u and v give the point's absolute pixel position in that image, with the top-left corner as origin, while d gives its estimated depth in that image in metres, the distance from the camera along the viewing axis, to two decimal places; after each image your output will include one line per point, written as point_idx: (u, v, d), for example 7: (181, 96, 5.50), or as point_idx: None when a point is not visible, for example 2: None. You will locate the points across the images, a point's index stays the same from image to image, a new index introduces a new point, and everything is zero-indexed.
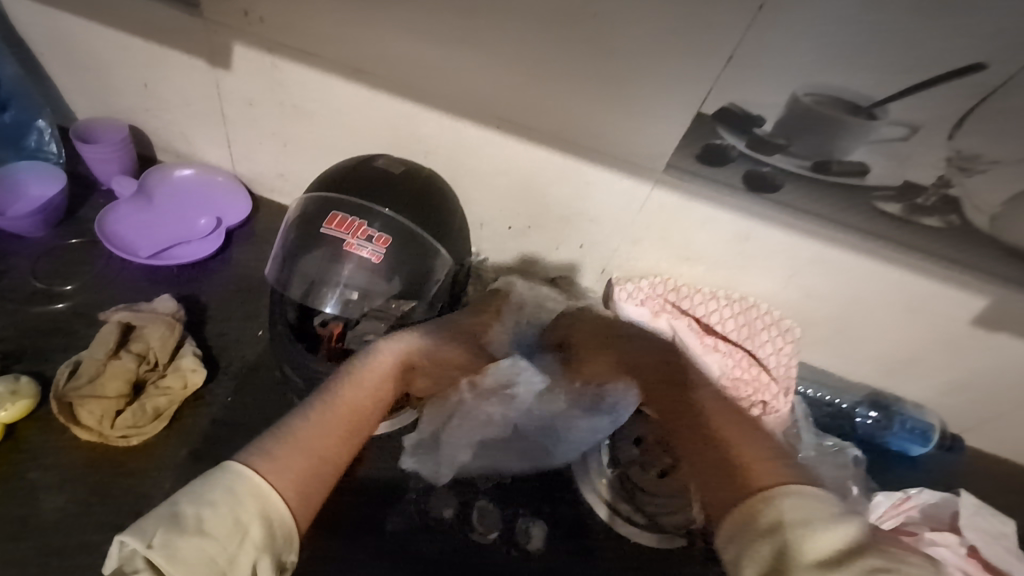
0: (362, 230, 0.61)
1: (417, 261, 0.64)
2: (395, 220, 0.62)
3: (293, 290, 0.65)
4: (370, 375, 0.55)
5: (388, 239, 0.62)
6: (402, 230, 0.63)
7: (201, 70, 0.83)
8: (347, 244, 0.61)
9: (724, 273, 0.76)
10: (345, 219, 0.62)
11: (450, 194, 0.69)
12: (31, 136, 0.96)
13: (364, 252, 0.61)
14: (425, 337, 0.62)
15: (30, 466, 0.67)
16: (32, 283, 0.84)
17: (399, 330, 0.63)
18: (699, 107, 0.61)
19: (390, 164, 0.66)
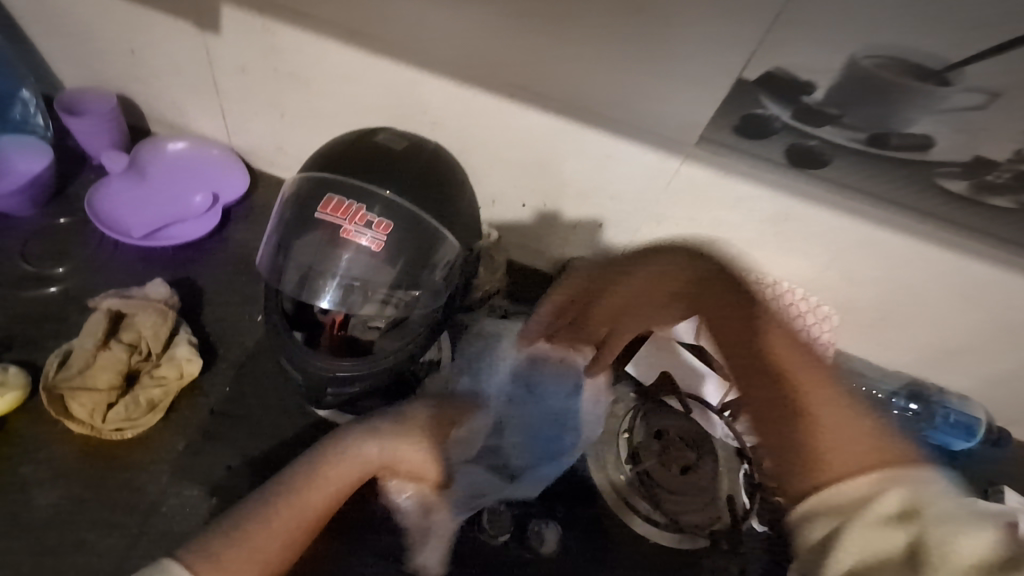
0: (360, 215, 0.55)
1: (421, 249, 0.58)
2: (396, 203, 0.56)
3: (288, 280, 0.60)
4: (337, 475, 0.56)
5: (388, 225, 0.56)
6: (405, 214, 0.57)
7: (189, 35, 0.77)
8: (344, 230, 0.56)
9: (758, 255, 0.70)
10: (341, 203, 0.56)
11: (456, 170, 0.63)
12: (15, 108, 0.90)
13: (363, 239, 0.56)
14: (403, 442, 0.61)
15: (23, 460, 0.66)
16: (20, 265, 0.80)
17: (373, 418, 0.62)
18: (740, 73, 0.54)
19: (391, 141, 0.60)
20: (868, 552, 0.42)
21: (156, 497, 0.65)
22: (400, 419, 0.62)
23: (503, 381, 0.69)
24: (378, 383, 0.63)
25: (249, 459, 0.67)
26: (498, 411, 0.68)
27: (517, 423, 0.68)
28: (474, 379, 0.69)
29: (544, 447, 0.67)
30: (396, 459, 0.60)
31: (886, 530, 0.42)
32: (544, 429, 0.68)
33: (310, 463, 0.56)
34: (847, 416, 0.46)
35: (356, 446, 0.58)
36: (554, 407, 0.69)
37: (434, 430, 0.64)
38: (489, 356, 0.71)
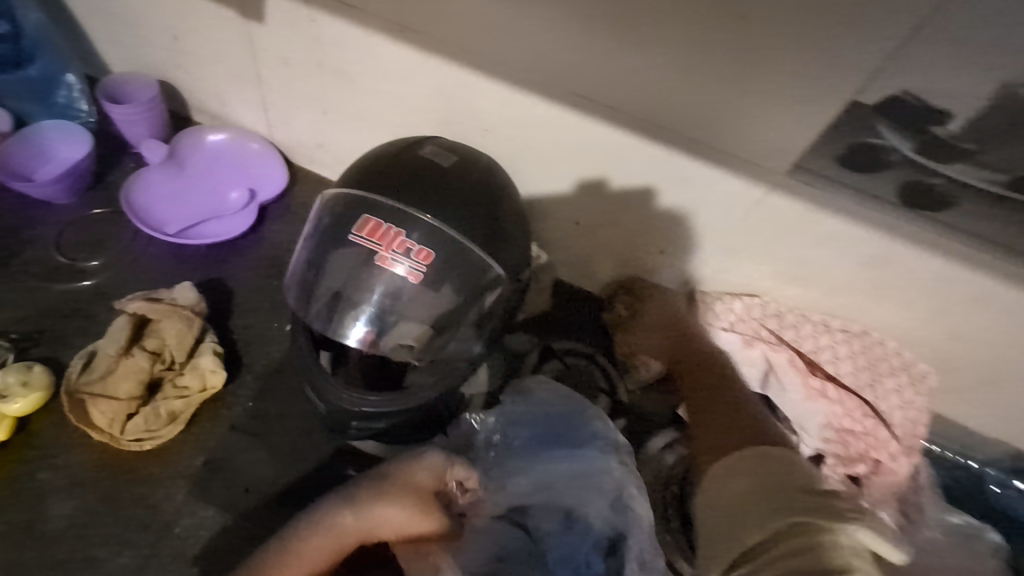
0: (398, 242, 0.50)
1: (466, 280, 0.52)
2: (439, 228, 0.51)
3: (317, 304, 0.55)
4: (311, 549, 0.51)
5: (430, 254, 0.51)
6: (450, 242, 0.51)
7: (232, 23, 0.72)
8: (380, 257, 0.51)
9: (848, 300, 0.60)
10: (378, 227, 0.51)
11: (511, 191, 0.56)
12: (61, 92, 0.86)
13: (400, 267, 0.51)
14: (388, 510, 0.53)
15: (41, 465, 0.63)
16: (55, 256, 0.78)
17: (361, 480, 0.55)
18: (855, 95, 0.46)
19: (439, 155, 0.54)
20: (732, 501, 0.48)
21: (170, 516, 0.61)
22: (385, 478, 0.55)
23: (553, 459, 0.59)
24: (409, 417, 0.58)
25: (268, 483, 0.64)
26: (535, 492, 0.58)
27: (552, 510, 0.57)
28: (522, 455, 0.60)
29: (573, 547, 0.54)
30: (378, 528, 0.53)
31: (735, 478, 0.50)
32: (581, 520, 0.56)
33: (284, 536, 0.52)
34: (721, 414, 0.58)
35: (333, 516, 0.52)
36: (600, 502, 0.56)
37: (429, 486, 0.56)
38: (546, 420, 0.62)
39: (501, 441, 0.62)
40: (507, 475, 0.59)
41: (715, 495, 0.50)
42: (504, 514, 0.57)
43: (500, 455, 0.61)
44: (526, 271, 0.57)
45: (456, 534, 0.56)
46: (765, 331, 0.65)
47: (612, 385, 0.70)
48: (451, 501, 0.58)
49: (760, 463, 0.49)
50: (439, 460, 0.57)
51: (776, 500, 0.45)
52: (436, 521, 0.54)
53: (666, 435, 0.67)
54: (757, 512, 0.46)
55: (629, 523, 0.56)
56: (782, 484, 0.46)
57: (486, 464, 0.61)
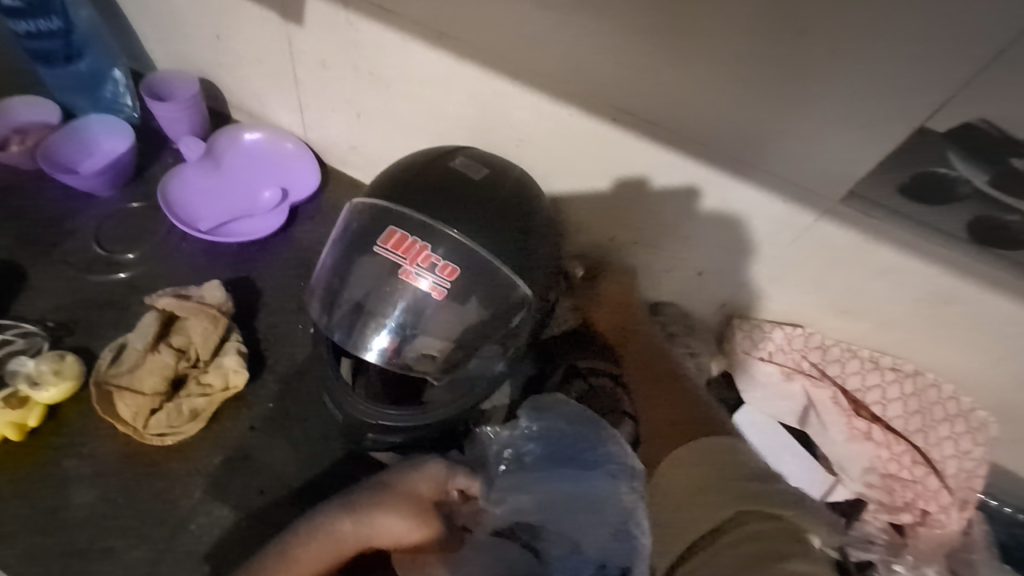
0: (424, 256, 0.49)
1: (491, 298, 0.51)
2: (464, 244, 0.49)
3: (339, 312, 0.54)
4: (307, 555, 0.50)
5: (454, 269, 0.49)
6: (477, 260, 0.49)
7: (272, 24, 0.73)
8: (404, 271, 0.50)
9: (900, 337, 0.57)
10: (404, 239, 0.49)
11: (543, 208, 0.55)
12: (107, 87, 0.89)
13: (423, 283, 0.49)
14: (386, 519, 0.51)
15: (69, 453, 0.63)
16: (94, 248, 0.79)
17: (361, 488, 0.54)
18: (923, 121, 0.43)
19: (471, 167, 0.53)
20: (681, 493, 0.52)
21: (186, 513, 0.61)
22: (386, 486, 0.53)
23: (560, 479, 0.56)
24: (428, 434, 0.56)
25: (283, 487, 0.62)
26: (538, 511, 0.55)
27: (558, 533, 0.54)
28: (534, 473, 0.57)
29: (576, 572, 0.52)
30: (377, 536, 0.51)
31: (685, 475, 0.54)
32: (585, 545, 0.53)
33: (282, 541, 0.51)
34: (672, 420, 0.59)
35: (331, 521, 0.51)
36: (601, 529, 0.53)
37: (429, 495, 0.54)
38: (553, 440, 0.60)
39: (508, 460, 0.59)
40: (513, 489, 0.57)
41: (668, 482, 0.54)
42: (507, 529, 0.55)
43: (512, 469, 0.58)
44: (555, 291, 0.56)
45: (455, 544, 0.54)
46: (808, 364, 0.61)
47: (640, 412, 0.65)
48: (451, 511, 0.56)
49: (714, 457, 0.54)
50: (441, 469, 0.56)
51: (732, 496, 0.50)
52: (433, 530, 0.53)
53: None
54: (714, 500, 0.50)
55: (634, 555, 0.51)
56: (730, 473, 0.52)
57: (494, 476, 0.59)
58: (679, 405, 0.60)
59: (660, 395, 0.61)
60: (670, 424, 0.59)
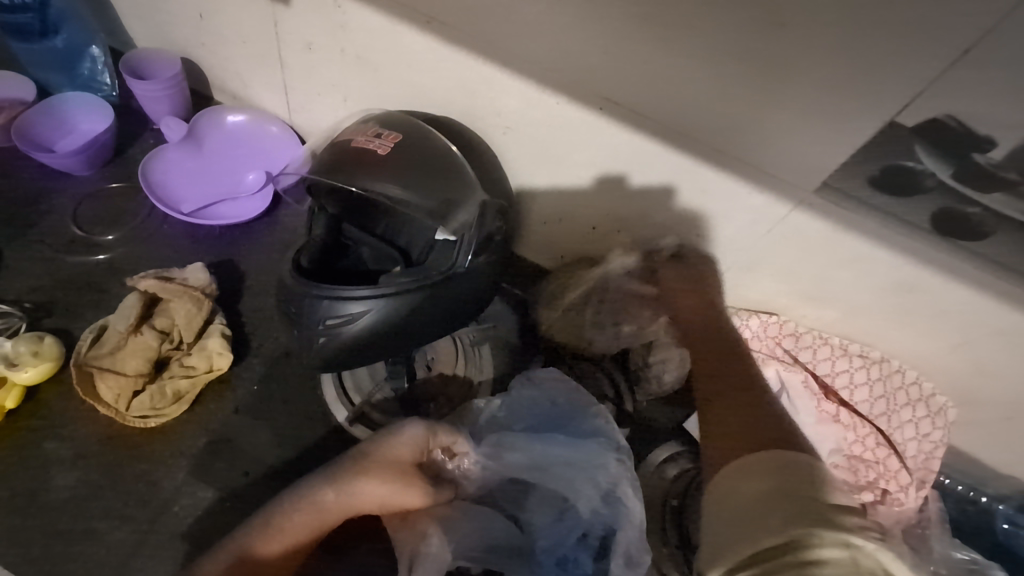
0: (372, 129, 0.61)
1: (434, 184, 0.59)
2: (409, 124, 0.62)
3: (318, 229, 0.64)
4: (289, 523, 0.52)
5: (398, 135, 0.61)
6: (419, 135, 0.62)
7: (258, 5, 0.73)
8: (357, 142, 0.61)
9: (867, 325, 0.59)
10: (357, 130, 0.63)
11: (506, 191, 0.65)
12: (85, 64, 0.87)
13: (373, 144, 0.60)
14: (365, 484, 0.52)
15: (47, 434, 0.60)
16: (72, 229, 0.78)
17: (341, 458, 0.55)
18: (894, 116, 0.45)
19: (419, 122, 0.64)
20: (736, 502, 0.45)
21: (170, 494, 0.58)
22: (365, 453, 0.54)
23: (550, 445, 0.58)
24: (376, 321, 0.57)
25: (268, 469, 0.61)
26: (527, 473, 0.57)
27: (546, 500, 0.56)
28: (517, 440, 0.59)
29: (560, 538, 0.54)
30: (360, 501, 0.53)
31: (749, 489, 0.45)
32: (573, 510, 0.55)
33: (267, 512, 0.53)
34: (738, 432, 0.52)
35: (313, 491, 0.53)
36: (592, 493, 0.55)
37: (410, 457, 0.55)
38: (545, 412, 0.61)
39: (498, 428, 0.60)
40: (494, 454, 0.59)
41: (727, 493, 0.47)
42: (492, 497, 0.58)
43: (494, 431, 0.60)
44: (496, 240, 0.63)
45: (445, 504, 0.55)
46: (781, 350, 0.64)
47: (620, 394, 0.69)
48: (440, 470, 0.58)
49: (773, 462, 0.46)
50: (420, 432, 0.56)
51: (799, 514, 0.41)
52: (418, 494, 0.54)
53: (668, 446, 0.66)
54: (774, 519, 0.42)
55: (620, 518, 0.54)
56: (797, 496, 0.43)
57: (481, 437, 0.60)
58: (741, 409, 0.54)
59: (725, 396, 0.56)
60: (736, 425, 0.53)
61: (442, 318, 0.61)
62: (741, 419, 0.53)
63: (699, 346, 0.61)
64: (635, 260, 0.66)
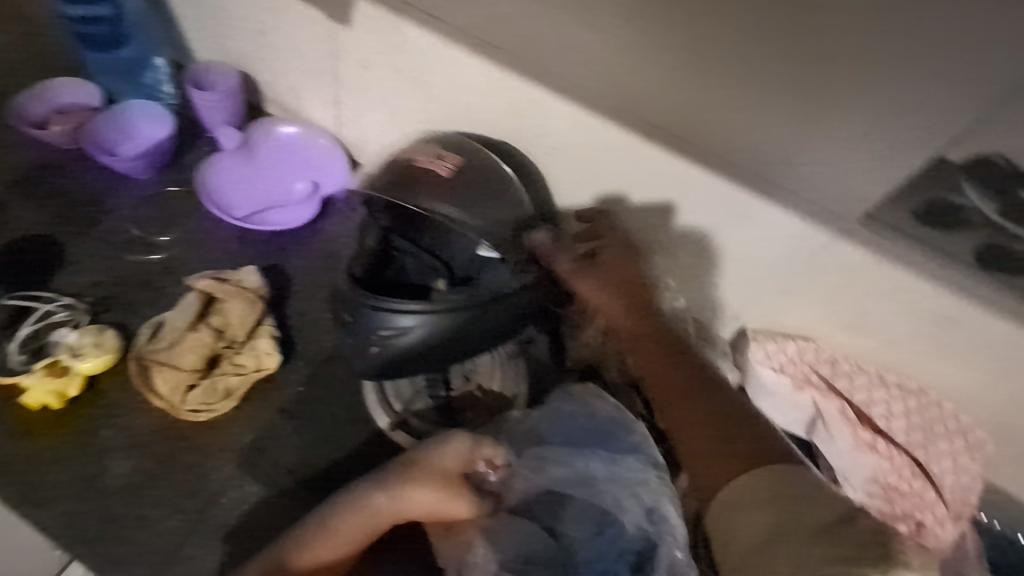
0: (434, 151, 0.65)
1: (494, 206, 0.64)
2: (469, 149, 0.66)
3: (370, 240, 0.67)
4: (346, 528, 0.55)
5: (459, 159, 0.65)
6: (479, 159, 0.65)
7: (319, 24, 0.77)
8: (419, 163, 0.65)
9: (904, 355, 0.60)
10: (419, 150, 0.67)
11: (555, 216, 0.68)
12: (148, 73, 0.92)
13: (436, 166, 0.64)
14: (417, 492, 0.56)
15: (104, 423, 0.63)
16: (131, 229, 0.82)
17: (393, 467, 0.59)
18: (940, 150, 0.47)
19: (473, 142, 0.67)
20: (747, 536, 0.46)
21: (219, 487, 0.61)
22: (416, 463, 0.58)
23: (590, 459, 0.59)
24: (434, 331, 0.61)
25: (313, 467, 0.63)
26: (568, 485, 0.58)
27: (584, 514, 0.56)
28: (557, 454, 0.60)
29: (601, 551, 0.53)
30: (411, 508, 0.56)
31: (756, 519, 0.46)
32: (614, 525, 0.55)
33: (323, 518, 0.56)
34: (709, 445, 0.52)
35: (368, 497, 0.56)
36: (634, 509, 0.55)
37: (456, 467, 0.59)
38: (584, 428, 0.62)
39: (534, 441, 0.62)
40: (535, 467, 0.59)
41: (731, 525, 0.47)
42: (528, 508, 0.57)
43: (534, 444, 0.61)
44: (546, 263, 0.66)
45: (489, 511, 0.57)
46: (816, 377, 0.64)
47: None
48: (481, 481, 0.60)
49: (769, 488, 0.47)
50: (464, 443, 0.60)
51: (812, 551, 0.42)
52: (466, 504, 0.57)
53: None
54: (789, 556, 0.43)
55: (663, 535, 0.54)
56: (803, 521, 0.44)
57: (518, 450, 0.61)
58: (710, 414, 0.55)
59: (689, 406, 0.56)
60: (704, 438, 0.53)
61: (494, 330, 0.65)
62: (718, 429, 0.53)
63: (638, 342, 0.62)
64: None
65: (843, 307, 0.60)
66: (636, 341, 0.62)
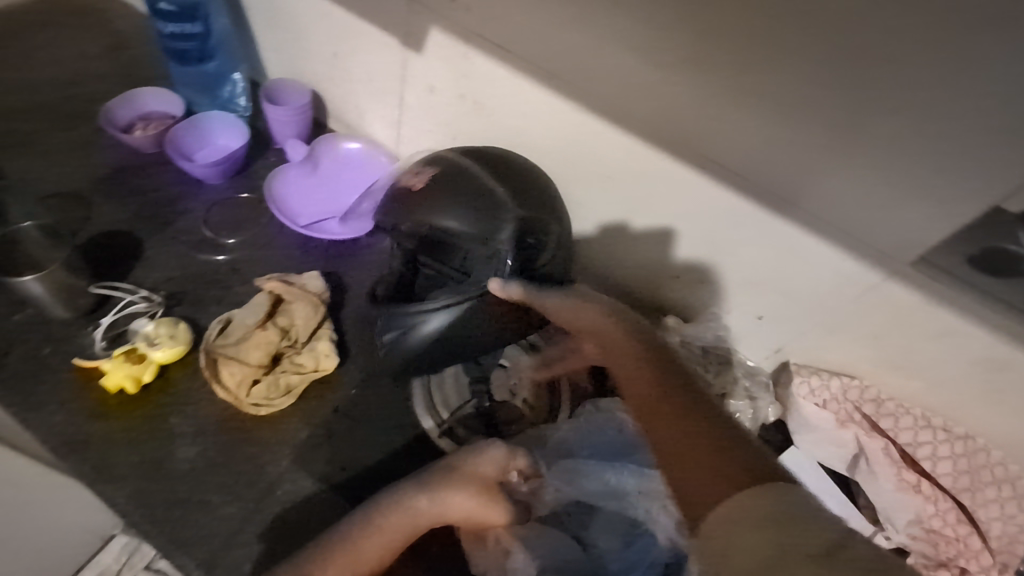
0: (415, 170, 0.68)
1: (474, 202, 0.63)
2: (447, 158, 0.67)
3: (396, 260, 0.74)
4: (389, 526, 0.55)
5: (436, 170, 0.66)
6: (453, 165, 0.66)
7: (391, 49, 0.82)
8: (405, 181, 0.68)
9: (952, 398, 0.60)
10: (410, 170, 0.71)
11: (557, 212, 0.67)
12: (226, 88, 1.01)
13: (414, 181, 0.66)
14: (456, 496, 0.57)
15: (173, 410, 0.67)
16: (203, 230, 0.88)
17: (428, 471, 0.59)
18: (998, 201, 0.48)
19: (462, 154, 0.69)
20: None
21: (274, 479, 0.64)
22: (453, 468, 0.59)
23: (621, 473, 0.60)
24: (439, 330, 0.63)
25: (363, 467, 0.66)
26: (598, 498, 0.60)
27: (613, 526, 0.57)
28: (589, 468, 0.62)
29: (633, 562, 0.55)
30: (450, 512, 0.57)
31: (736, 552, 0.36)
32: (643, 537, 0.56)
33: (362, 516, 0.56)
34: (686, 478, 0.41)
35: (408, 497, 0.57)
36: (666, 521, 0.56)
37: (491, 475, 0.60)
38: (614, 442, 0.64)
39: (561, 455, 0.64)
40: (566, 479, 0.62)
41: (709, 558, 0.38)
42: (556, 518, 0.59)
43: (563, 457, 0.64)
44: (537, 254, 0.64)
45: (522, 517, 0.59)
46: (860, 415, 0.66)
47: None
48: (512, 491, 0.61)
49: (751, 513, 0.37)
50: (500, 452, 0.61)
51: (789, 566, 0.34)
52: (503, 510, 0.58)
53: None
54: None
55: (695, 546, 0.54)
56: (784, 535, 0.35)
57: (550, 463, 0.64)
58: (688, 440, 0.43)
59: (664, 428, 0.45)
60: (682, 467, 0.42)
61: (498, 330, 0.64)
62: (693, 451, 0.42)
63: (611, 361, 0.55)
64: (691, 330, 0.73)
65: (887, 347, 0.61)
66: (612, 357, 0.55)
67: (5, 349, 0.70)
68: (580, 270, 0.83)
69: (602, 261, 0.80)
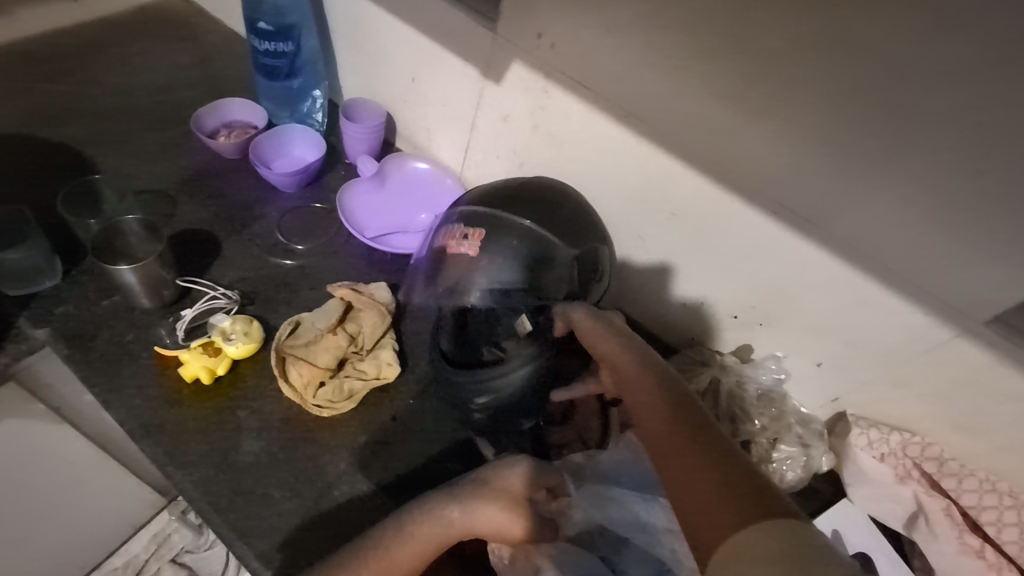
0: (458, 232, 0.70)
1: (524, 258, 0.68)
2: (490, 214, 0.70)
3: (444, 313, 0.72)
4: (419, 533, 0.56)
5: (480, 232, 0.69)
6: (496, 221, 0.70)
7: (470, 78, 0.86)
8: (450, 247, 0.71)
9: (1017, 462, 0.60)
10: (448, 231, 0.72)
11: (603, 236, 0.72)
12: (305, 103, 1.06)
13: (462, 247, 0.69)
14: (483, 509, 0.58)
15: (241, 403, 0.70)
16: (275, 234, 0.92)
17: (456, 483, 0.60)
18: None
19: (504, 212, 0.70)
20: None
21: (332, 479, 0.66)
22: (483, 482, 0.60)
23: (656, 506, 0.59)
24: (526, 380, 0.66)
25: (417, 477, 0.68)
26: (629, 527, 0.58)
27: (644, 557, 0.55)
28: (620, 496, 0.60)
29: None
30: (479, 524, 0.58)
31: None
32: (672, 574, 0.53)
33: (393, 522, 0.56)
34: (700, 502, 0.44)
35: (439, 506, 0.58)
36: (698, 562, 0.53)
37: (520, 490, 0.61)
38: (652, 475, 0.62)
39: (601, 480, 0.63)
40: (598, 502, 0.61)
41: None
42: (586, 539, 0.58)
43: (599, 482, 0.63)
44: (595, 287, 0.70)
45: (552, 531, 0.60)
46: (920, 472, 0.65)
47: None
48: (540, 508, 0.61)
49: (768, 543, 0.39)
50: (527, 468, 0.63)
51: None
52: (527, 525, 0.59)
53: None
54: None
55: None
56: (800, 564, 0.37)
57: (585, 486, 0.64)
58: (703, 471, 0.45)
59: (682, 458, 0.47)
60: (697, 492, 0.44)
61: (572, 371, 0.68)
62: (708, 479, 0.45)
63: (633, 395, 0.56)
64: (749, 371, 0.73)
65: (953, 404, 0.61)
66: (632, 389, 0.56)
67: (94, 332, 0.74)
68: (637, 302, 0.84)
69: (660, 294, 0.81)
